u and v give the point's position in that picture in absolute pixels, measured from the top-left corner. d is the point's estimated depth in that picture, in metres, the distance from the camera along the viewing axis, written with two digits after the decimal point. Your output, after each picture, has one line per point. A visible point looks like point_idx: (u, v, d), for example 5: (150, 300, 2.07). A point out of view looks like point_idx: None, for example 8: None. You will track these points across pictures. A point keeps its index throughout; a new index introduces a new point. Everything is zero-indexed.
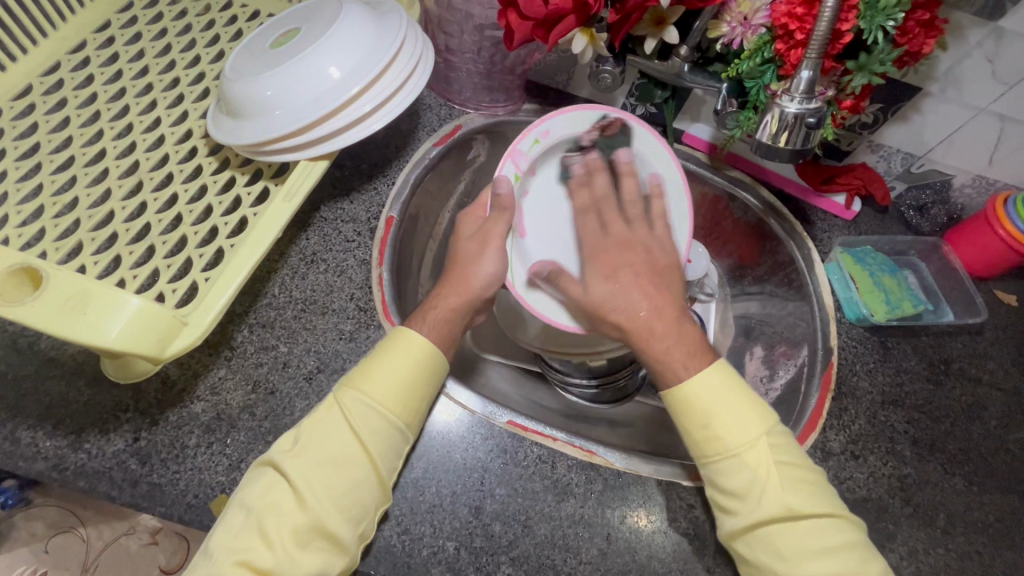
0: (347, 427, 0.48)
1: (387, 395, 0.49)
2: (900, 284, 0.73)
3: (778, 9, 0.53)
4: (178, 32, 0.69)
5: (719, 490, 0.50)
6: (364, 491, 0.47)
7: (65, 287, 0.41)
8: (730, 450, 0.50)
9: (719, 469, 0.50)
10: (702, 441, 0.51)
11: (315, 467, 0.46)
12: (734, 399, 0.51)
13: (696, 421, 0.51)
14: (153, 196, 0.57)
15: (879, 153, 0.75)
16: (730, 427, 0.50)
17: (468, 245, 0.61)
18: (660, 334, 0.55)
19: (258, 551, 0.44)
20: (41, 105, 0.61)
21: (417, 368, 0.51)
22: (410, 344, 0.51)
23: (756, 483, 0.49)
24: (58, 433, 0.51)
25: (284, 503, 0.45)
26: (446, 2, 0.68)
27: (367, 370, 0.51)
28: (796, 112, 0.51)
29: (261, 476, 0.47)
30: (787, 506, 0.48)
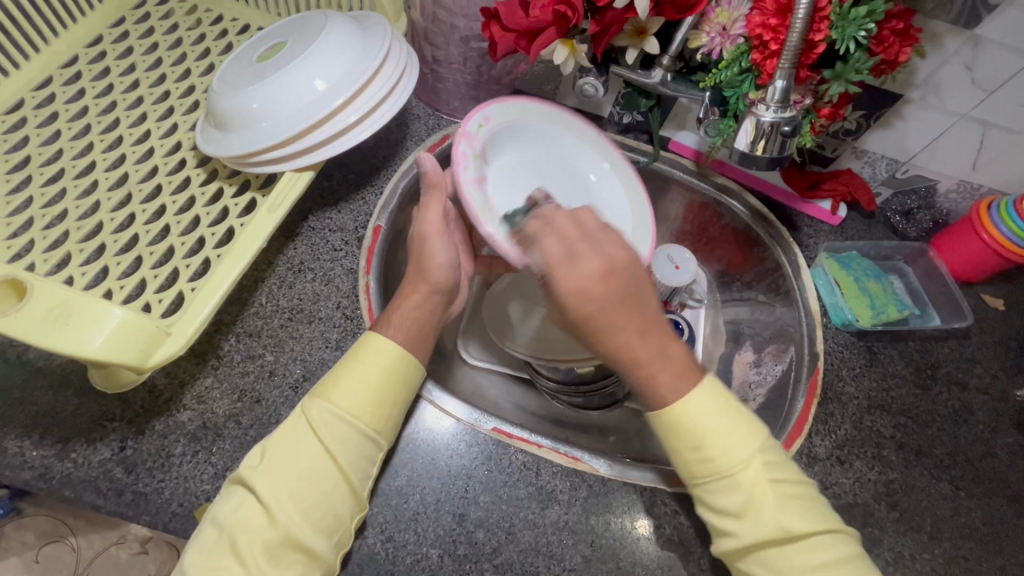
0: (314, 438, 0.48)
1: (354, 405, 0.50)
2: (885, 288, 0.73)
3: (753, 20, 0.54)
4: (170, 45, 0.71)
5: (714, 510, 0.49)
6: (336, 500, 0.48)
7: (48, 299, 0.42)
8: (721, 472, 0.48)
9: (709, 489, 0.49)
10: (693, 461, 0.49)
11: (283, 480, 0.47)
12: (726, 417, 0.50)
13: (688, 445, 0.49)
14: (141, 207, 0.58)
15: (863, 159, 0.75)
16: (724, 449, 0.49)
17: (413, 239, 0.60)
18: (649, 360, 0.49)
19: (232, 569, 0.44)
20: (33, 118, 0.63)
21: (385, 376, 0.51)
22: (379, 352, 0.52)
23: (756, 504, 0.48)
24: (45, 442, 0.52)
25: (251, 519, 0.45)
26: (432, 14, 0.70)
27: (336, 380, 0.51)
28: (771, 121, 0.52)
29: (230, 494, 0.47)
30: (785, 522, 0.47)
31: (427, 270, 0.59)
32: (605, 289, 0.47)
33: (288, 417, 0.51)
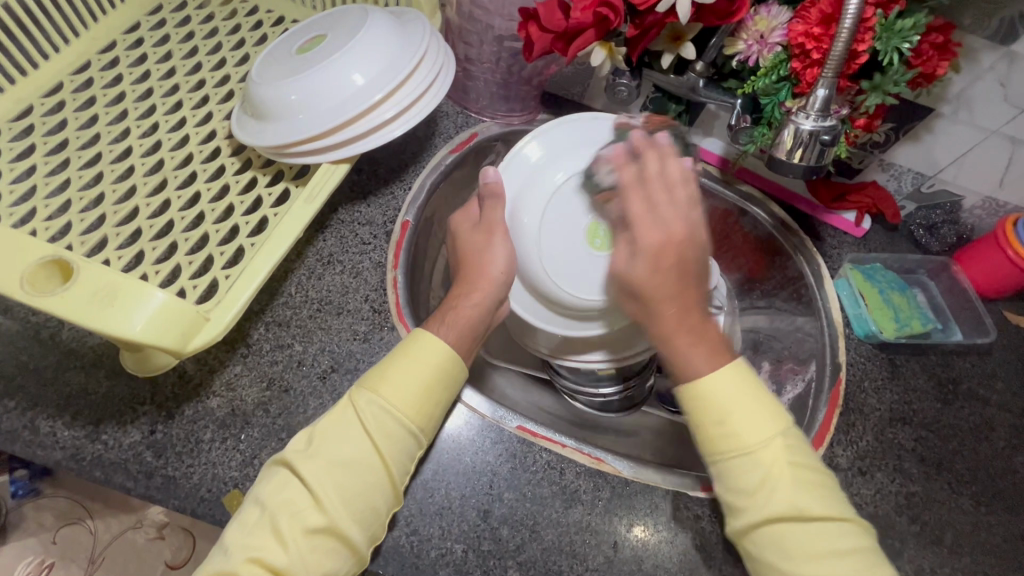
0: (361, 428, 0.49)
1: (404, 398, 0.50)
2: (909, 301, 0.73)
3: (795, 28, 0.54)
4: (205, 35, 0.71)
5: (727, 487, 0.50)
6: (377, 494, 0.48)
7: (94, 280, 0.42)
8: (745, 447, 0.49)
9: (729, 465, 0.49)
10: (715, 439, 0.50)
11: (329, 466, 0.47)
12: (755, 398, 0.51)
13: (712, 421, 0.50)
14: (177, 194, 0.58)
15: (889, 172, 0.76)
16: (744, 423, 0.49)
17: (474, 238, 0.61)
18: (682, 333, 0.54)
19: (271, 550, 0.44)
20: (71, 102, 0.63)
21: (432, 373, 0.51)
22: (428, 351, 0.52)
23: (767, 482, 0.48)
24: (77, 424, 0.52)
25: (297, 499, 0.46)
26: (466, 13, 0.70)
27: (387, 373, 0.51)
28: (811, 129, 0.52)
29: (272, 475, 0.48)
30: (797, 506, 0.47)
31: (482, 268, 0.60)
32: (655, 259, 0.54)
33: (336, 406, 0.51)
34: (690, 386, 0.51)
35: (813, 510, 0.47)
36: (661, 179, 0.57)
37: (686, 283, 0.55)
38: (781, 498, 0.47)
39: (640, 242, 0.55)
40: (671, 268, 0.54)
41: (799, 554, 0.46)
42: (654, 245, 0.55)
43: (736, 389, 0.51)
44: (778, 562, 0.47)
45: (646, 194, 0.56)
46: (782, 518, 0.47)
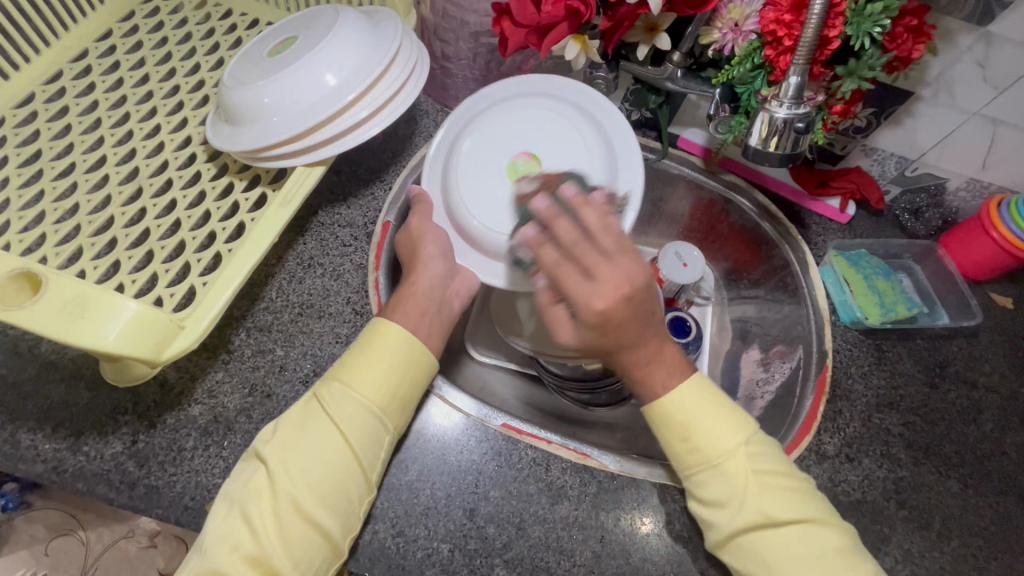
0: (326, 417, 0.49)
1: (369, 384, 0.50)
2: (894, 287, 0.73)
3: (768, 16, 0.54)
4: (179, 40, 0.71)
5: (700, 500, 0.51)
6: (344, 481, 0.47)
7: (64, 292, 0.42)
8: (709, 460, 0.51)
9: (700, 479, 0.51)
10: (684, 453, 0.52)
11: (295, 453, 0.47)
12: (716, 407, 0.52)
13: (673, 437, 0.52)
14: (152, 202, 0.58)
15: (872, 157, 0.75)
16: (708, 436, 0.51)
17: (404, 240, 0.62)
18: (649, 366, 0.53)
19: (246, 542, 0.45)
20: (43, 113, 0.63)
21: (394, 358, 0.51)
22: (389, 336, 0.52)
23: (737, 492, 0.49)
24: (58, 436, 0.52)
25: (266, 489, 0.46)
26: (441, 10, 0.69)
27: (351, 361, 0.51)
28: (785, 117, 0.52)
29: (244, 469, 0.48)
30: (766, 513, 0.48)
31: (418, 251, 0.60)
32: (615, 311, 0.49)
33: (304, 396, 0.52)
34: (654, 406, 0.53)
35: (774, 518, 0.48)
36: (592, 250, 0.48)
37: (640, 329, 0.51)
38: (751, 508, 0.49)
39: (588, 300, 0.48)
40: (631, 319, 0.50)
41: (775, 563, 0.47)
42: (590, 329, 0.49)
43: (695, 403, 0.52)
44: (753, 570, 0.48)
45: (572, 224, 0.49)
46: (757, 527, 0.48)
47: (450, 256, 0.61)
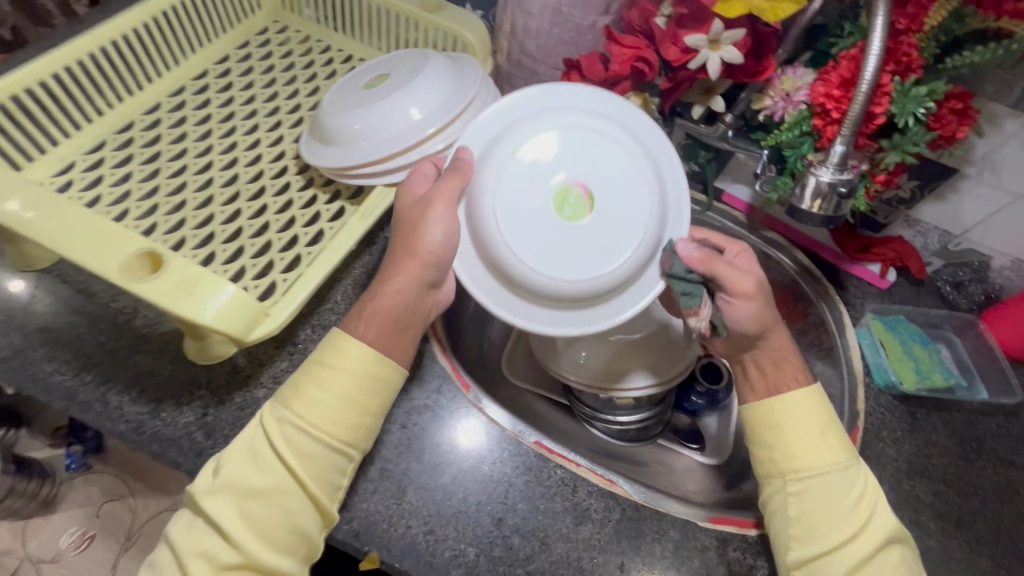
0: (274, 452, 0.50)
1: (317, 418, 0.50)
2: (931, 355, 0.74)
3: (817, 90, 0.58)
4: (283, 68, 0.81)
5: (809, 515, 0.52)
6: (297, 517, 0.49)
7: (179, 271, 0.48)
8: (835, 466, 0.53)
9: (815, 484, 0.53)
10: (802, 454, 0.54)
11: (240, 495, 0.48)
12: (833, 421, 0.55)
13: (806, 433, 0.54)
14: (247, 205, 0.66)
15: (915, 228, 0.78)
16: (829, 448, 0.54)
17: (414, 210, 0.55)
18: (782, 357, 0.57)
19: None
20: (166, 121, 0.73)
21: (350, 386, 0.51)
22: (343, 360, 0.51)
23: (865, 502, 0.52)
24: (141, 400, 0.58)
25: (209, 535, 0.48)
26: (515, 59, 0.77)
27: (299, 390, 0.51)
28: (830, 181, 0.55)
29: (185, 515, 0.50)
30: (878, 537, 0.51)
31: (415, 242, 0.54)
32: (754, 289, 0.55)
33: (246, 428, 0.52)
34: (788, 404, 0.55)
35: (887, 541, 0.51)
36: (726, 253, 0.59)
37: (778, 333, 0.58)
38: (875, 518, 0.51)
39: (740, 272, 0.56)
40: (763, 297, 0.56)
41: None
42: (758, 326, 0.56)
43: (798, 406, 0.55)
44: None
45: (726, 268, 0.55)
46: (870, 548, 0.50)
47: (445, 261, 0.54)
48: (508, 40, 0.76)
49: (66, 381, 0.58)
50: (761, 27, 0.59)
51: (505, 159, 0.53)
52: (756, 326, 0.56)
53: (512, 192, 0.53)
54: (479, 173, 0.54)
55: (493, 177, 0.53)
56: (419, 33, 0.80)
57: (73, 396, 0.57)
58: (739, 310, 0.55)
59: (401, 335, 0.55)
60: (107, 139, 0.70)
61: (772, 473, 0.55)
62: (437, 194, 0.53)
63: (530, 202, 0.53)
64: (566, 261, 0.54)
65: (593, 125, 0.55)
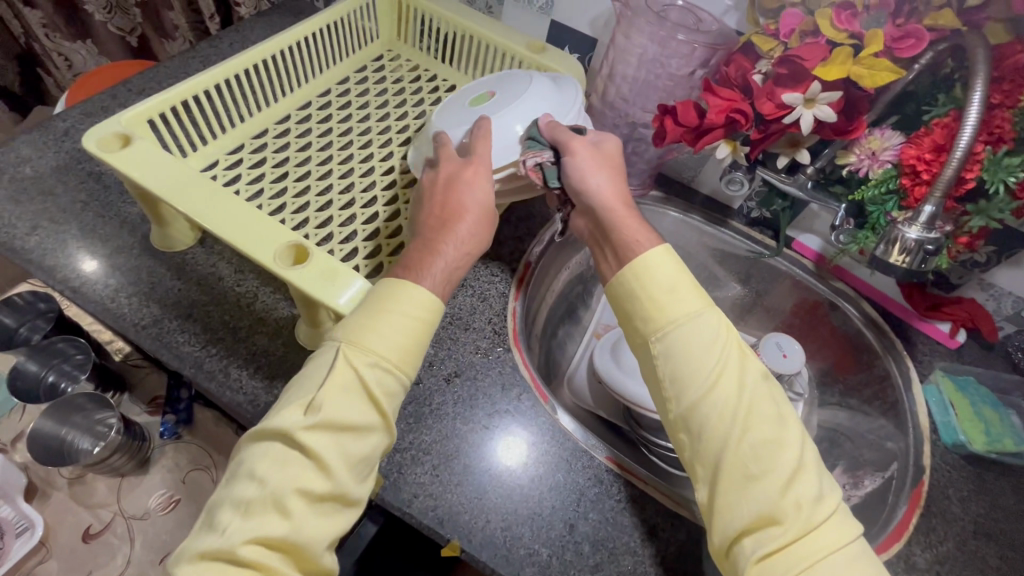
0: (360, 389, 0.51)
1: (399, 356, 0.53)
2: (1001, 419, 0.74)
3: (908, 151, 0.62)
4: (395, 93, 0.90)
5: (678, 377, 0.55)
6: (375, 449, 0.52)
7: (322, 263, 0.55)
8: (672, 320, 0.56)
9: (674, 338, 0.55)
10: (655, 311, 0.57)
11: (331, 429, 0.49)
12: (683, 273, 0.58)
13: (660, 289, 0.57)
14: (361, 211, 0.73)
15: (988, 292, 0.79)
16: (668, 303, 0.57)
17: (472, 194, 0.64)
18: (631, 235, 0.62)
19: (274, 525, 0.46)
20: (295, 131, 0.81)
21: (422, 328, 0.55)
22: (418, 304, 0.55)
23: (721, 364, 0.54)
24: (257, 376, 0.64)
25: (306, 469, 0.48)
26: (608, 101, 0.84)
27: (372, 327, 0.53)
28: (917, 238, 0.58)
29: (268, 447, 0.49)
30: (725, 393, 0.53)
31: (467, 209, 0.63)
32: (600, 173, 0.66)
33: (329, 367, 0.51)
34: (634, 264, 0.58)
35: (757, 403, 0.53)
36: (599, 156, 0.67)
37: (620, 192, 0.66)
38: (736, 376, 0.54)
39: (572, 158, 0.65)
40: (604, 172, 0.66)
41: (714, 437, 0.52)
42: (615, 191, 0.66)
43: (644, 266, 0.58)
44: (697, 443, 0.54)
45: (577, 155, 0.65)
46: (704, 399, 0.53)
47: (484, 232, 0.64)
48: (604, 82, 0.83)
49: (195, 351, 0.65)
50: (856, 91, 0.63)
51: (451, 110, 0.75)
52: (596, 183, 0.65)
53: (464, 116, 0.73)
54: (447, 121, 0.73)
55: (442, 113, 0.75)
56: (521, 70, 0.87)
57: (200, 365, 0.64)
58: (574, 163, 0.65)
59: (432, 262, 0.59)
60: (244, 143, 0.79)
61: (639, 340, 0.58)
62: (478, 156, 0.66)
63: (463, 114, 0.73)
64: (510, 141, 0.69)
65: (480, 86, 0.78)
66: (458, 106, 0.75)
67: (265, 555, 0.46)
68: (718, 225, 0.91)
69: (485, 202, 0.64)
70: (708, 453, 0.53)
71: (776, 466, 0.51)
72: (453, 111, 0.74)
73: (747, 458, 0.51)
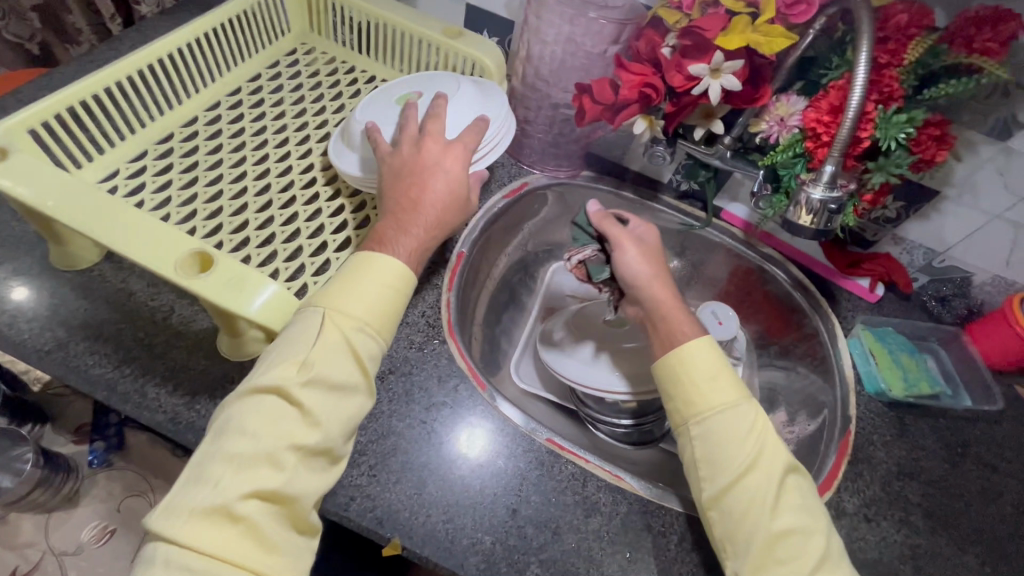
0: (348, 353, 0.52)
1: (381, 319, 0.55)
2: (918, 364, 0.78)
3: (809, 116, 0.64)
4: (311, 87, 0.87)
5: (715, 463, 0.56)
6: (363, 406, 0.53)
7: (228, 270, 0.53)
8: (713, 407, 0.57)
9: (712, 423, 0.57)
10: (692, 399, 0.58)
11: (323, 392, 0.50)
12: (722, 365, 0.59)
13: (702, 375, 0.59)
14: (279, 212, 0.70)
15: (901, 246, 0.83)
16: (707, 392, 0.58)
17: (431, 164, 0.64)
18: (684, 328, 0.63)
19: (267, 479, 0.47)
20: (203, 134, 0.77)
21: (397, 294, 0.56)
22: (393, 271, 0.56)
23: (758, 452, 0.55)
24: (177, 393, 0.61)
25: (295, 426, 0.49)
26: (529, 83, 0.83)
27: (351, 293, 0.54)
28: (820, 198, 0.60)
29: (257, 402, 0.49)
30: (763, 476, 0.54)
31: (427, 181, 0.63)
32: (651, 267, 0.68)
33: (314, 330, 0.52)
34: (677, 354, 0.60)
35: (790, 487, 0.54)
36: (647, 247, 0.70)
37: (669, 282, 0.67)
38: (775, 465, 0.55)
39: (621, 250, 0.68)
40: (654, 262, 0.69)
41: (749, 523, 0.53)
42: (655, 277, 0.67)
43: (692, 355, 0.60)
44: (730, 527, 0.54)
45: (621, 249, 0.69)
46: (739, 484, 0.54)
47: (451, 196, 0.64)
48: (523, 65, 0.82)
49: (107, 373, 0.61)
50: (758, 58, 0.65)
51: (370, 108, 0.73)
52: (643, 272, 0.67)
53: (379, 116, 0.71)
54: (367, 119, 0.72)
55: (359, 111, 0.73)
56: (440, 57, 0.86)
57: (113, 387, 0.61)
58: (627, 255, 0.68)
59: (399, 235, 0.59)
60: (148, 150, 0.75)
61: (677, 421, 0.59)
62: (433, 130, 0.67)
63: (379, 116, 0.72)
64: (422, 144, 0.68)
65: (405, 83, 0.76)
66: (376, 105, 0.73)
67: (259, 510, 0.46)
68: (649, 200, 0.92)
69: (456, 186, 0.64)
70: (736, 535, 0.53)
71: (807, 552, 0.51)
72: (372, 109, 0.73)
73: (777, 542, 0.51)
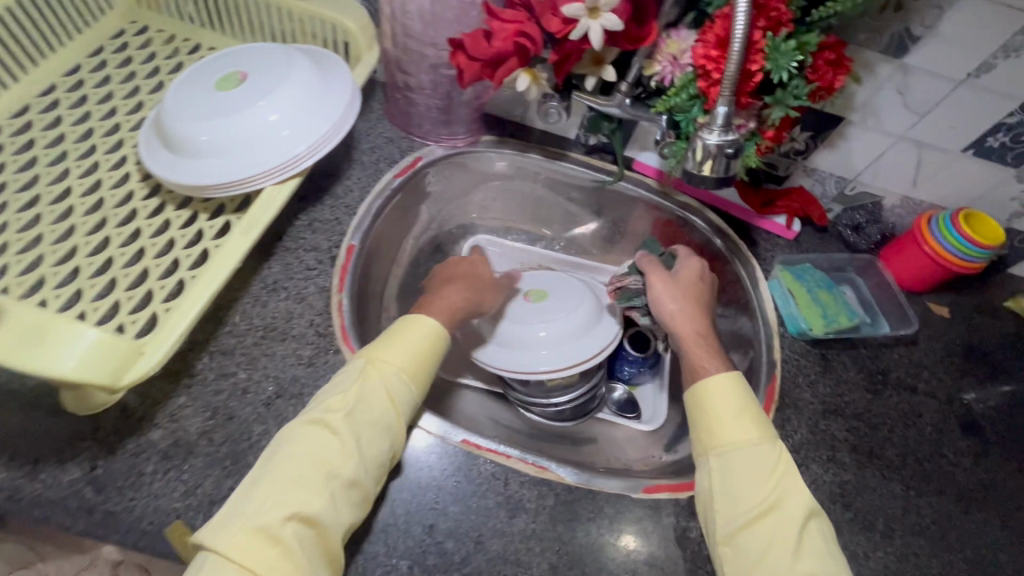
0: (384, 397, 0.54)
1: (411, 364, 0.57)
2: (836, 299, 0.77)
3: (697, 51, 0.58)
4: (146, 74, 0.74)
5: (734, 497, 0.53)
6: (393, 438, 0.54)
7: (21, 320, 0.44)
8: (737, 443, 0.56)
9: (733, 457, 0.55)
10: (710, 433, 0.57)
11: (355, 431, 0.51)
12: (744, 404, 0.58)
13: (727, 412, 0.57)
14: (117, 232, 0.60)
15: (814, 177, 0.80)
16: (727, 426, 0.57)
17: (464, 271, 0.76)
18: (709, 359, 0.63)
19: (308, 501, 0.48)
20: (9, 146, 0.65)
21: (424, 348, 0.58)
22: (423, 328, 0.59)
23: (783, 493, 0.53)
24: (15, 464, 0.53)
25: (332, 453, 0.50)
26: (401, 45, 0.73)
27: (388, 347, 0.57)
28: (717, 143, 0.55)
29: (301, 433, 0.51)
30: (782, 513, 0.52)
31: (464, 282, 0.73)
32: (683, 295, 0.70)
33: (362, 376, 0.55)
34: (700, 387, 0.59)
35: (808, 530, 0.52)
36: (686, 277, 0.71)
37: (698, 318, 0.68)
38: (796, 510, 0.52)
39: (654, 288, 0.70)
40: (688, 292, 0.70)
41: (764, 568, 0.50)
42: (682, 309, 0.68)
43: (718, 390, 0.58)
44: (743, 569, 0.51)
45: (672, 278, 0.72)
46: (759, 522, 0.52)
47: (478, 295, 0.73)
48: (390, 23, 0.72)
49: None
50: None
51: (185, 95, 0.62)
52: (672, 307, 0.69)
53: (198, 103, 0.61)
54: (182, 109, 0.61)
55: (172, 101, 0.62)
56: (295, 24, 0.74)
57: None
58: (656, 290, 0.70)
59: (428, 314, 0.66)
60: None
61: (699, 451, 0.58)
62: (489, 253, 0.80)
63: (200, 101, 0.61)
64: (257, 130, 0.60)
65: (223, 60, 0.66)
66: (193, 90, 0.63)
67: (295, 528, 0.47)
68: (555, 158, 0.84)
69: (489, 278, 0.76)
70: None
71: None
72: (187, 96, 0.62)
73: None
